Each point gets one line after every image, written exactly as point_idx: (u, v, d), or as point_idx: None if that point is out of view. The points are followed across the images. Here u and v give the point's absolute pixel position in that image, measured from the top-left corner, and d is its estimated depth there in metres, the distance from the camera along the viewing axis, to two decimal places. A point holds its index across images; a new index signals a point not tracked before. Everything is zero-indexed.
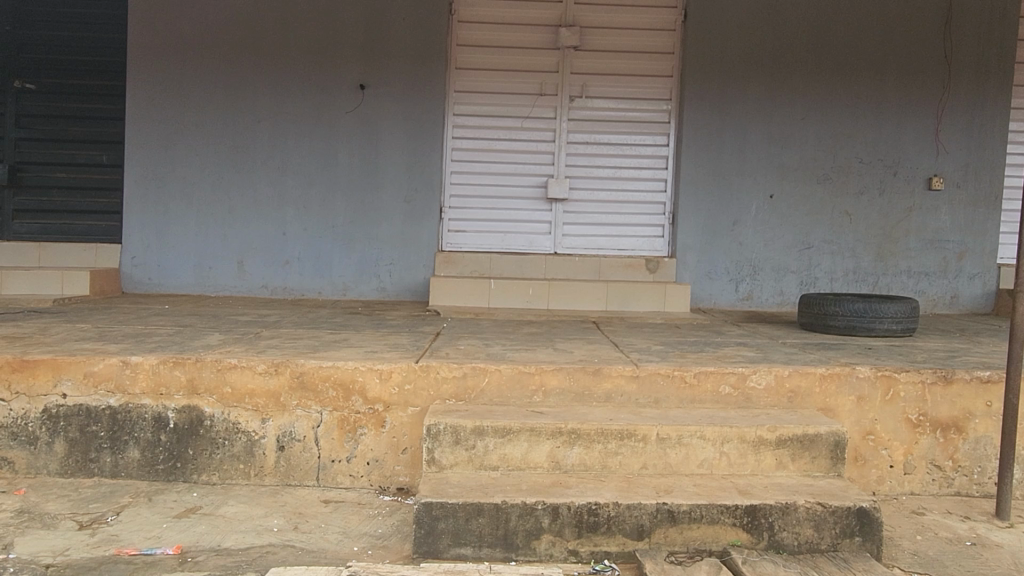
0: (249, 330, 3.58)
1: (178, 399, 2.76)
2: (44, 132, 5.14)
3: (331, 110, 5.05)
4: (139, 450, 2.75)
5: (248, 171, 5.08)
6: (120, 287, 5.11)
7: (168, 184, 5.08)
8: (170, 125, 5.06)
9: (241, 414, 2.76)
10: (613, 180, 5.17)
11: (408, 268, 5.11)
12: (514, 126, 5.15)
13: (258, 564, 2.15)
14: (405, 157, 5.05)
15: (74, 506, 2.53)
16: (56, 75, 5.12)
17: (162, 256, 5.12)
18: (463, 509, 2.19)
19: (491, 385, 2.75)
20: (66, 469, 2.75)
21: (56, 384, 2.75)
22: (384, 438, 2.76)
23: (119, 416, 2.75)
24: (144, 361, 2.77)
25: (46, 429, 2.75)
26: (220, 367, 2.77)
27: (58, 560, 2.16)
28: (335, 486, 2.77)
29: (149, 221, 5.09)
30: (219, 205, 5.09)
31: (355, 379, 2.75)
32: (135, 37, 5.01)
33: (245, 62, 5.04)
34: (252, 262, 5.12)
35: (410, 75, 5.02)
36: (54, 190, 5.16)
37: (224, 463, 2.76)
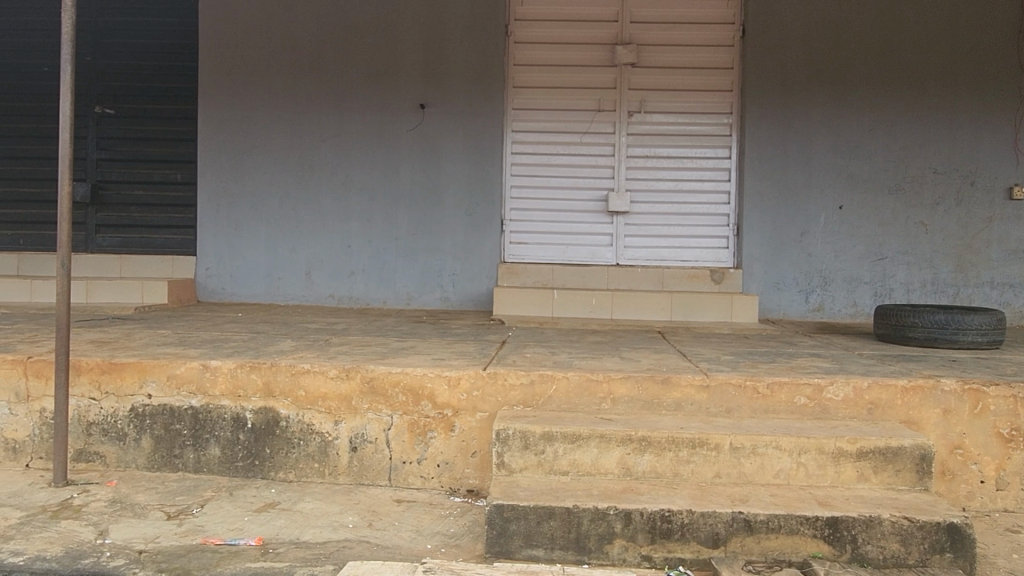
0: (319, 336, 3.67)
1: (255, 401, 2.85)
2: (123, 154, 5.36)
3: (394, 127, 5.18)
4: (220, 448, 2.84)
5: (316, 183, 5.24)
6: (196, 296, 5.32)
7: (242, 196, 5.28)
8: (243, 140, 5.27)
9: (315, 416, 2.83)
10: (675, 192, 5.10)
11: (472, 276, 5.17)
12: (572, 141, 5.14)
13: (335, 557, 2.20)
14: (466, 171, 5.13)
15: (162, 498, 2.64)
16: (134, 100, 5.35)
17: (237, 264, 5.31)
18: (535, 511, 2.20)
19: (559, 392, 2.75)
20: (153, 464, 2.87)
21: (142, 385, 2.88)
22: (453, 441, 2.78)
23: (201, 416, 2.85)
24: (222, 365, 2.87)
25: (134, 426, 2.88)
26: (295, 371, 2.84)
27: (148, 547, 2.25)
28: (407, 486, 2.79)
29: (225, 231, 5.29)
30: (290, 216, 5.27)
31: (424, 385, 2.79)
32: (210, 60, 5.25)
33: (314, 78, 5.22)
34: (322, 270, 5.26)
35: (473, 88, 5.11)
36: (133, 206, 5.37)
37: (299, 462, 2.82)
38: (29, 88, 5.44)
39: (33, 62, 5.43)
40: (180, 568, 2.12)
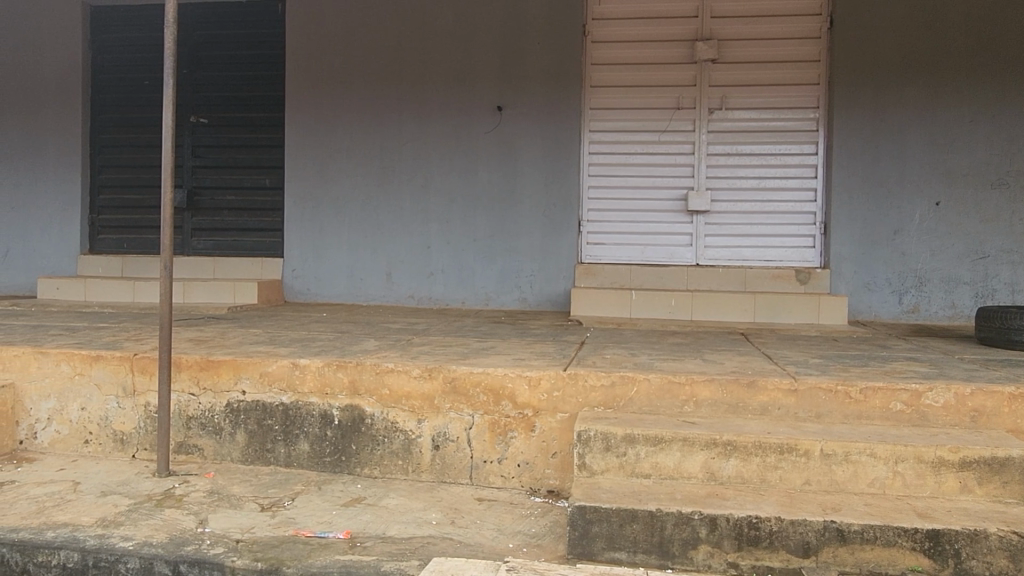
0: (401, 336, 3.74)
1: (341, 398, 2.93)
2: (216, 160, 5.62)
3: (472, 130, 5.24)
4: (308, 443, 2.94)
5: (397, 186, 5.36)
6: (283, 297, 5.53)
7: (326, 200, 5.45)
8: (326, 146, 5.44)
9: (398, 414, 2.89)
10: (758, 190, 4.96)
11: (549, 277, 5.18)
12: (651, 139, 5.07)
13: (420, 553, 2.24)
14: (543, 172, 5.15)
15: (256, 490, 2.76)
16: (226, 110, 5.61)
17: (321, 266, 5.48)
18: (618, 514, 2.19)
19: (640, 394, 2.73)
20: (247, 457, 3.00)
21: (237, 382, 3.02)
22: (534, 441, 2.79)
23: (291, 412, 2.96)
24: (311, 364, 2.97)
25: (229, 421, 3.02)
26: (379, 369, 2.91)
27: (245, 537, 2.36)
28: (488, 485, 2.82)
29: (310, 233, 5.48)
30: (372, 218, 5.41)
31: (505, 385, 2.81)
32: (296, 70, 5.45)
33: (395, 84, 5.34)
34: (401, 272, 5.38)
35: (551, 88, 5.12)
36: (226, 211, 5.64)
37: (384, 459, 2.89)
38: (131, 100, 5.78)
39: (135, 76, 5.77)
40: (274, 558, 2.21)
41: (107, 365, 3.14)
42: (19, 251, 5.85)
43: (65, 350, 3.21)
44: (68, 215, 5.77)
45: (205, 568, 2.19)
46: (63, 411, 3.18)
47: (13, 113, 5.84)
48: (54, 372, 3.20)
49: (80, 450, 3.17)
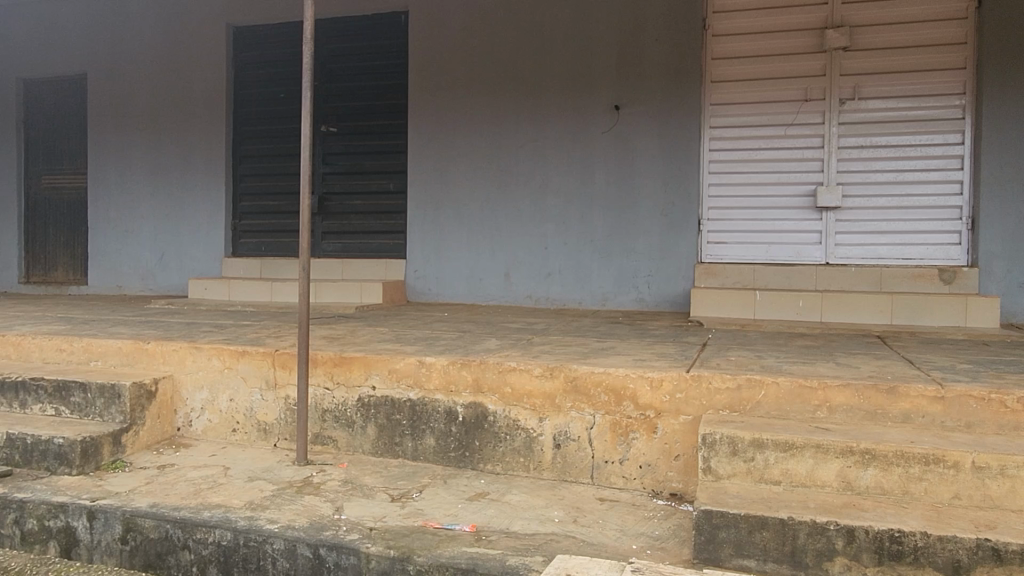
0: (522, 336, 3.80)
1: (466, 396, 3.02)
2: (345, 167, 5.92)
3: (589, 131, 5.26)
4: (434, 438, 3.05)
5: (514, 188, 5.45)
6: (406, 296, 5.75)
7: (446, 203, 5.62)
8: (446, 151, 5.61)
9: (520, 413, 2.94)
10: (895, 184, 4.66)
11: (668, 277, 5.13)
12: (776, 134, 4.87)
13: (545, 549, 2.28)
14: (662, 171, 5.11)
15: (386, 481, 2.89)
16: (353, 119, 5.90)
17: (442, 267, 5.65)
18: (747, 520, 2.12)
19: (769, 398, 2.64)
20: (377, 449, 3.15)
21: (368, 378, 3.17)
22: (656, 443, 2.76)
23: (418, 408, 3.08)
24: (437, 361, 3.08)
25: (361, 415, 3.18)
26: (502, 368, 2.97)
27: (377, 525, 2.47)
28: (609, 486, 2.82)
29: (431, 235, 5.66)
30: (489, 220, 5.52)
31: (627, 385, 2.80)
32: (418, 79, 5.65)
33: (513, 87, 5.43)
34: (518, 273, 5.47)
35: (670, 86, 5.06)
36: (353, 215, 5.93)
37: (507, 455, 2.95)
38: (269, 113, 6.19)
39: (272, 90, 6.18)
40: (405, 547, 2.30)
41: (252, 360, 3.39)
42: (173, 255, 6.40)
43: (216, 346, 3.49)
44: (214, 221, 6.25)
45: (343, 553, 2.32)
46: (214, 401, 3.46)
47: (166, 130, 6.39)
48: (206, 365, 3.49)
49: (229, 438, 3.43)
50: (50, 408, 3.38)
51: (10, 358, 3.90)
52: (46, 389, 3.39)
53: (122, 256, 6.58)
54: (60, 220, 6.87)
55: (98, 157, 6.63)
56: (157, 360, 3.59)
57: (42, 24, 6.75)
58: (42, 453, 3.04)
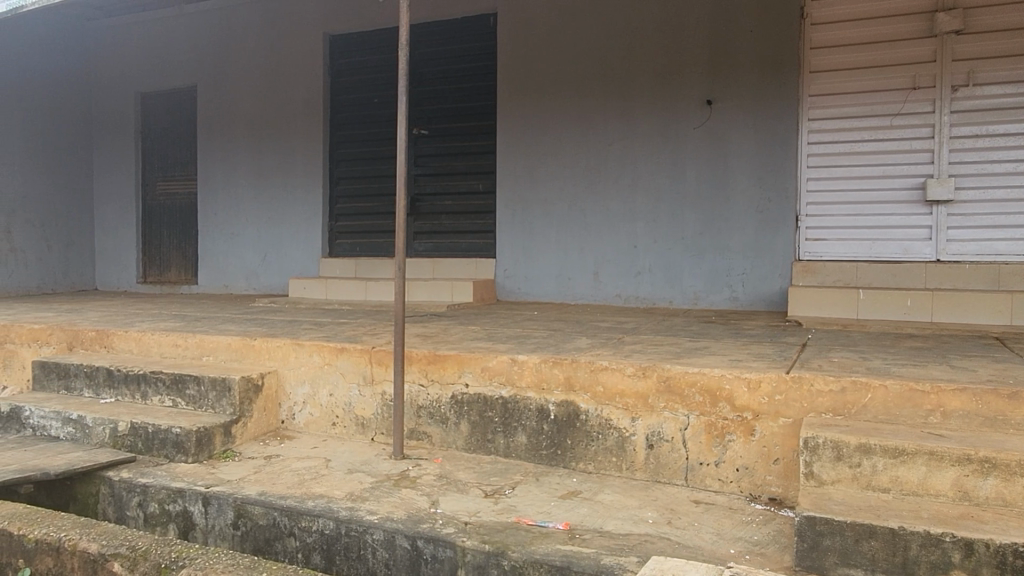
0: (612, 335, 3.78)
1: (557, 394, 3.03)
2: (435, 168, 6.05)
3: (680, 127, 5.18)
4: (526, 435, 3.08)
5: (603, 187, 5.42)
6: (495, 295, 5.82)
7: (534, 203, 5.65)
8: (535, 151, 5.63)
9: (613, 412, 2.93)
10: (1015, 175, 4.32)
11: (763, 276, 5.00)
12: (880, 125, 4.59)
13: (639, 550, 2.26)
14: (756, 167, 4.98)
15: (480, 477, 2.93)
16: (444, 121, 6.01)
17: (530, 266, 5.70)
18: (853, 528, 2.04)
19: (875, 402, 2.53)
20: (470, 446, 3.20)
21: (461, 375, 3.23)
22: (754, 446, 2.69)
23: (509, 405, 3.12)
24: (528, 360, 3.11)
25: (455, 411, 3.24)
26: (594, 367, 2.97)
27: (472, 520, 2.51)
28: (704, 488, 2.76)
29: (520, 235, 5.71)
30: (578, 219, 5.51)
31: (723, 386, 2.74)
32: (507, 80, 5.70)
33: (601, 85, 5.40)
34: (607, 272, 5.44)
35: (765, 79, 4.93)
36: (444, 215, 6.05)
37: (598, 455, 2.94)
38: (363, 118, 6.40)
39: (366, 95, 6.38)
40: (500, 542, 2.32)
41: (350, 357, 3.52)
42: (274, 255, 6.71)
43: (317, 343, 3.64)
44: (312, 223, 6.52)
45: (440, 545, 2.37)
46: (315, 396, 3.61)
47: (268, 136, 6.71)
48: (308, 361, 3.64)
49: (329, 431, 3.57)
50: (168, 400, 3.62)
51: (131, 352, 4.19)
52: (164, 382, 3.63)
53: (228, 257, 6.95)
54: (173, 224, 7.33)
55: (206, 164, 7.03)
56: (262, 355, 3.78)
57: (157, 41, 7.21)
58: (162, 442, 3.26)
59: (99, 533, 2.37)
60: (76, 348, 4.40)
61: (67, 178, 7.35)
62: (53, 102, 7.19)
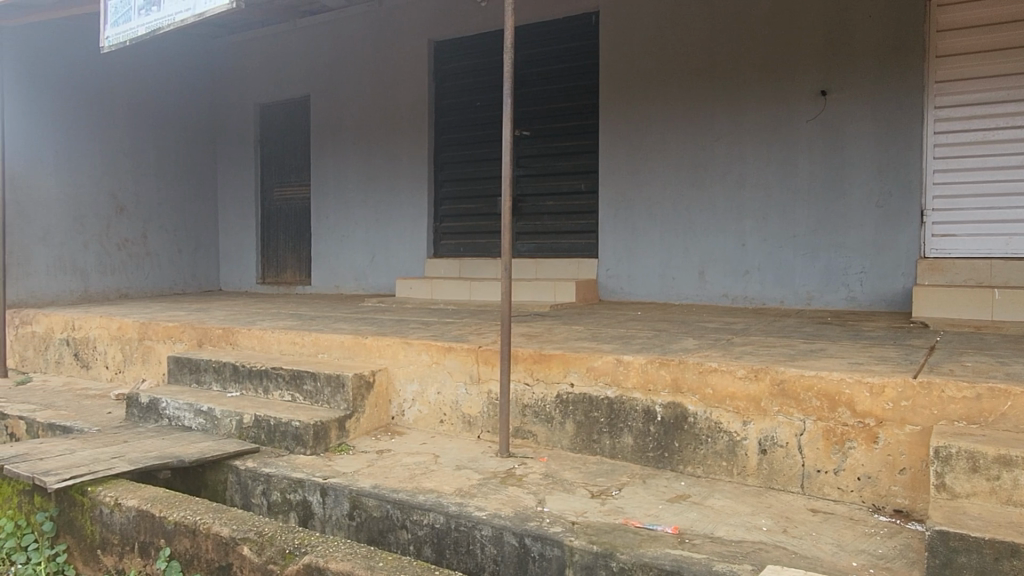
0: (721, 336, 3.68)
1: (665, 395, 2.98)
2: (537, 169, 6.08)
3: (791, 120, 4.98)
4: (633, 437, 3.05)
5: (709, 184, 5.29)
6: (598, 295, 5.79)
7: (637, 202, 5.58)
8: (638, 149, 5.56)
9: (723, 415, 2.85)
10: None
11: (884, 274, 4.72)
12: (1017, 111, 4.29)
13: (753, 558, 2.18)
14: (876, 159, 4.71)
15: (586, 477, 2.93)
16: (545, 122, 6.04)
17: (633, 266, 5.63)
18: (992, 546, 1.90)
19: (1016, 410, 2.36)
20: (575, 446, 3.20)
21: (566, 375, 3.24)
22: (878, 454, 2.55)
23: (615, 406, 3.09)
24: (634, 360, 3.08)
25: (560, 411, 3.25)
26: (703, 368, 2.90)
27: (579, 520, 2.51)
28: (822, 497, 2.64)
29: (622, 234, 5.66)
30: (683, 217, 5.40)
31: (842, 390, 2.61)
32: (609, 77, 5.65)
33: (707, 79, 5.28)
34: (714, 271, 5.30)
35: (886, 66, 4.66)
36: (546, 215, 6.08)
37: (708, 458, 2.87)
38: (467, 122, 6.53)
39: (469, 99, 6.50)
40: (608, 543, 2.30)
41: (458, 355, 3.59)
42: (382, 257, 6.95)
43: (425, 341, 3.74)
44: (418, 225, 6.71)
45: (547, 544, 2.38)
46: (424, 393, 3.72)
47: (376, 141, 6.96)
48: (416, 359, 3.75)
49: (437, 428, 3.66)
50: (287, 395, 3.82)
51: (254, 349, 4.45)
52: (284, 377, 3.83)
53: (340, 259, 7.26)
54: (289, 228, 7.72)
55: (319, 170, 7.37)
56: (374, 353, 3.92)
57: (274, 55, 7.62)
58: (283, 434, 3.44)
59: (229, 518, 2.53)
60: (205, 345, 4.72)
61: (196, 187, 7.87)
62: (183, 116, 7.72)
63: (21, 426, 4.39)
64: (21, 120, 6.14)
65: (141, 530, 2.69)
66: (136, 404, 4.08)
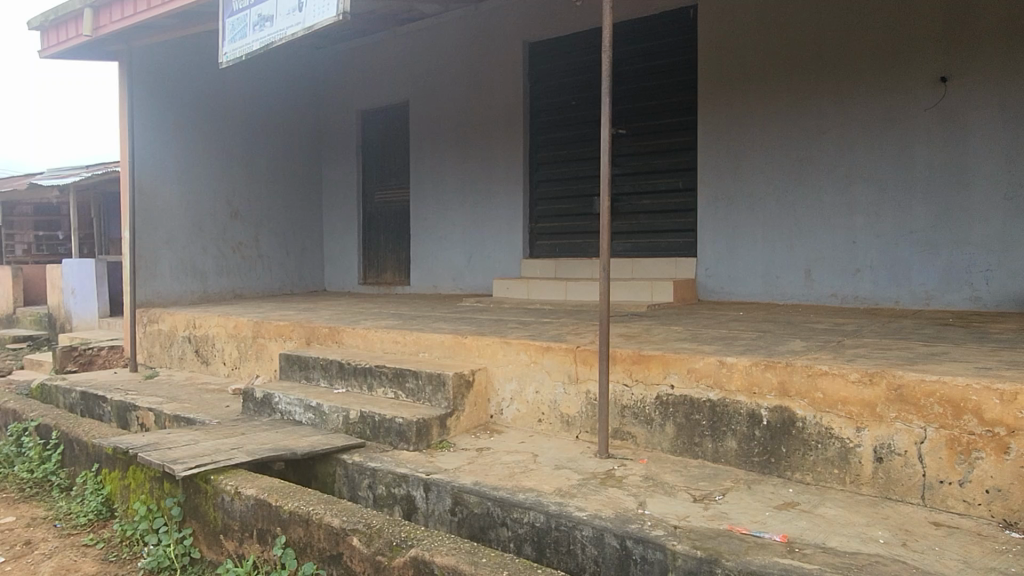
0: (830, 337, 3.52)
1: (771, 399, 2.88)
2: (633, 168, 6.02)
3: (907, 110, 4.71)
4: (737, 441, 2.97)
5: (816, 179, 5.08)
6: (697, 295, 5.67)
7: (738, 199, 5.43)
8: (739, 145, 5.41)
9: (834, 420, 2.73)
10: None
11: (1013, 272, 4.39)
12: None
13: (869, 570, 2.07)
14: (1004, 148, 4.38)
15: (687, 481, 2.87)
16: (641, 120, 5.96)
17: (734, 265, 5.49)
18: None
19: None
20: (676, 448, 3.15)
21: (666, 376, 3.19)
22: (1009, 466, 2.36)
23: (718, 409, 3.02)
24: (738, 362, 2.99)
25: (660, 413, 3.21)
26: (813, 372, 2.79)
27: (682, 524, 2.46)
28: (946, 510, 2.49)
29: (722, 232, 5.52)
30: (787, 214, 5.21)
31: (968, 397, 2.44)
32: (709, 72, 5.51)
33: (814, 70, 5.06)
34: (821, 271, 5.08)
35: (1015, 48, 4.32)
36: (642, 214, 6.01)
37: (818, 465, 2.76)
38: (562, 122, 6.53)
39: (565, 99, 6.50)
40: (713, 549, 2.24)
41: (556, 355, 3.60)
42: (479, 257, 7.06)
43: (524, 341, 3.77)
44: (514, 226, 6.77)
45: (649, 547, 2.34)
46: (522, 392, 3.75)
47: (472, 144, 7.07)
48: (515, 359, 3.79)
49: (536, 427, 3.69)
50: (390, 392, 3.94)
51: (358, 347, 4.62)
52: (387, 375, 3.96)
53: (437, 260, 7.43)
54: (389, 230, 7.98)
55: (418, 174, 7.57)
56: (473, 352, 4.00)
57: (375, 63, 7.87)
58: (387, 430, 3.56)
59: (340, 509, 2.64)
60: (313, 343, 4.94)
61: (303, 192, 8.25)
62: (292, 125, 8.10)
63: (150, 417, 4.74)
64: (150, 133, 6.61)
65: (259, 518, 2.85)
66: (252, 399, 4.32)
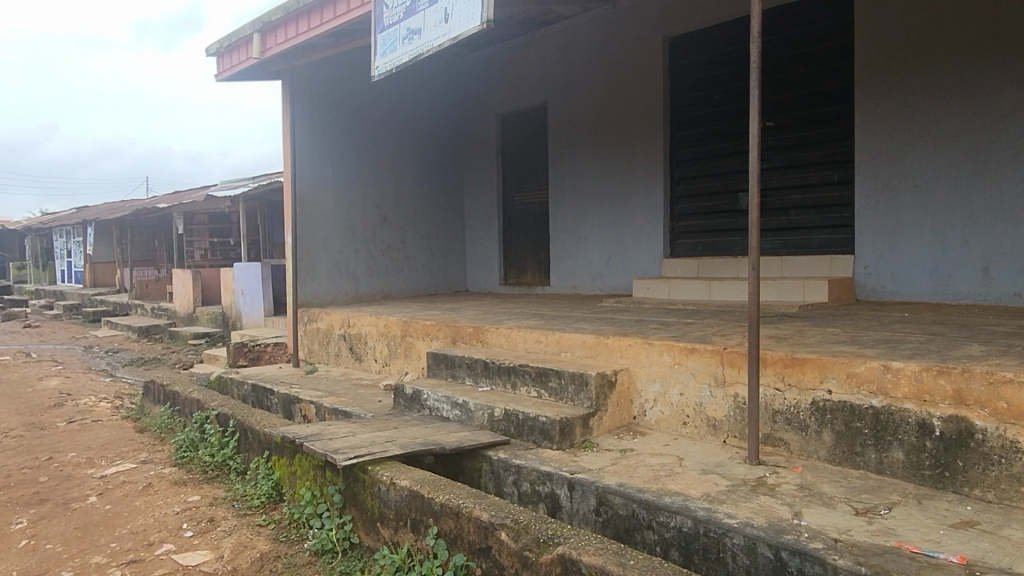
0: (1013, 341, 3.19)
1: (945, 408, 2.65)
2: (782, 161, 5.74)
3: None
4: (904, 452, 2.75)
5: (995, 168, 4.61)
6: (855, 295, 5.31)
7: (901, 192, 5.04)
8: (903, 133, 5.01)
9: (1021, 433, 2.46)
10: None
11: None
12: None
13: None
14: None
15: (848, 492, 2.70)
16: (791, 110, 5.67)
17: (898, 263, 5.09)
18: None
19: None
20: (835, 457, 2.98)
21: (822, 381, 3.02)
22: None
23: (883, 417, 2.82)
24: (906, 367, 2.78)
25: (816, 419, 3.04)
26: (995, 380, 2.53)
27: (843, 538, 2.32)
28: None
29: (884, 228, 5.14)
30: (960, 206, 4.77)
31: None
32: (867, 57, 5.15)
33: (993, 48, 4.60)
34: (1002, 268, 4.61)
35: None
36: (792, 210, 5.71)
37: (1001, 482, 2.51)
38: (705, 117, 6.35)
39: (708, 92, 6.31)
40: (880, 566, 2.09)
41: (702, 357, 3.51)
42: (618, 257, 7.01)
43: (667, 342, 3.70)
44: (654, 225, 6.66)
45: (808, 560, 2.22)
46: (666, 394, 3.68)
47: (611, 143, 7.03)
48: (658, 360, 3.72)
49: (681, 430, 3.61)
50: (534, 390, 4.01)
51: (502, 346, 4.73)
52: (530, 374, 4.03)
53: (576, 260, 7.45)
54: (529, 231, 8.12)
55: (556, 175, 7.63)
56: (615, 353, 3.97)
57: (514, 67, 8.02)
58: (531, 428, 3.61)
59: (488, 504, 2.73)
60: (458, 342, 5.11)
61: (446, 195, 8.56)
62: (436, 131, 8.43)
63: (312, 409, 5.11)
64: (309, 145, 7.11)
65: (413, 508, 2.99)
66: (402, 394, 4.54)
